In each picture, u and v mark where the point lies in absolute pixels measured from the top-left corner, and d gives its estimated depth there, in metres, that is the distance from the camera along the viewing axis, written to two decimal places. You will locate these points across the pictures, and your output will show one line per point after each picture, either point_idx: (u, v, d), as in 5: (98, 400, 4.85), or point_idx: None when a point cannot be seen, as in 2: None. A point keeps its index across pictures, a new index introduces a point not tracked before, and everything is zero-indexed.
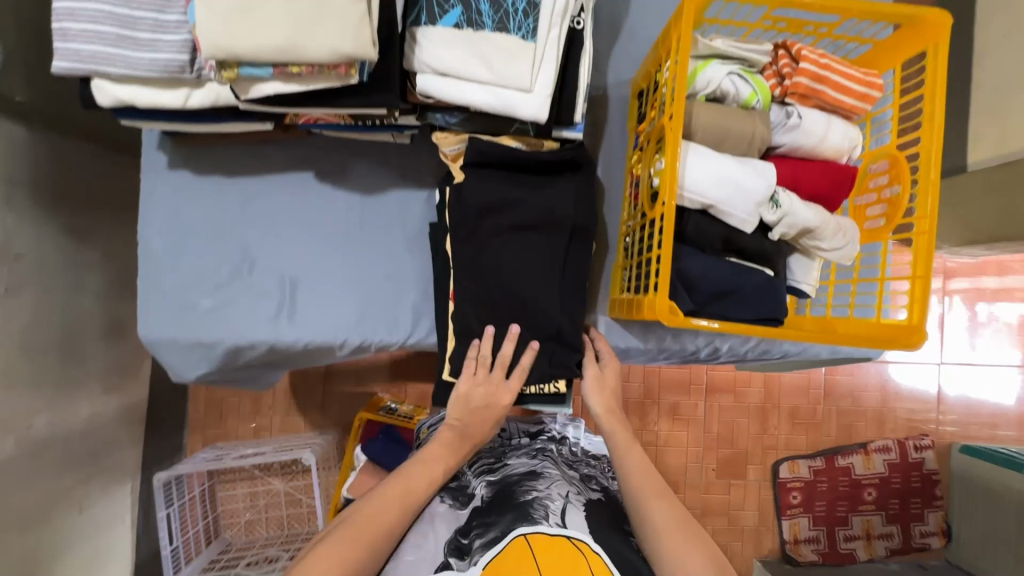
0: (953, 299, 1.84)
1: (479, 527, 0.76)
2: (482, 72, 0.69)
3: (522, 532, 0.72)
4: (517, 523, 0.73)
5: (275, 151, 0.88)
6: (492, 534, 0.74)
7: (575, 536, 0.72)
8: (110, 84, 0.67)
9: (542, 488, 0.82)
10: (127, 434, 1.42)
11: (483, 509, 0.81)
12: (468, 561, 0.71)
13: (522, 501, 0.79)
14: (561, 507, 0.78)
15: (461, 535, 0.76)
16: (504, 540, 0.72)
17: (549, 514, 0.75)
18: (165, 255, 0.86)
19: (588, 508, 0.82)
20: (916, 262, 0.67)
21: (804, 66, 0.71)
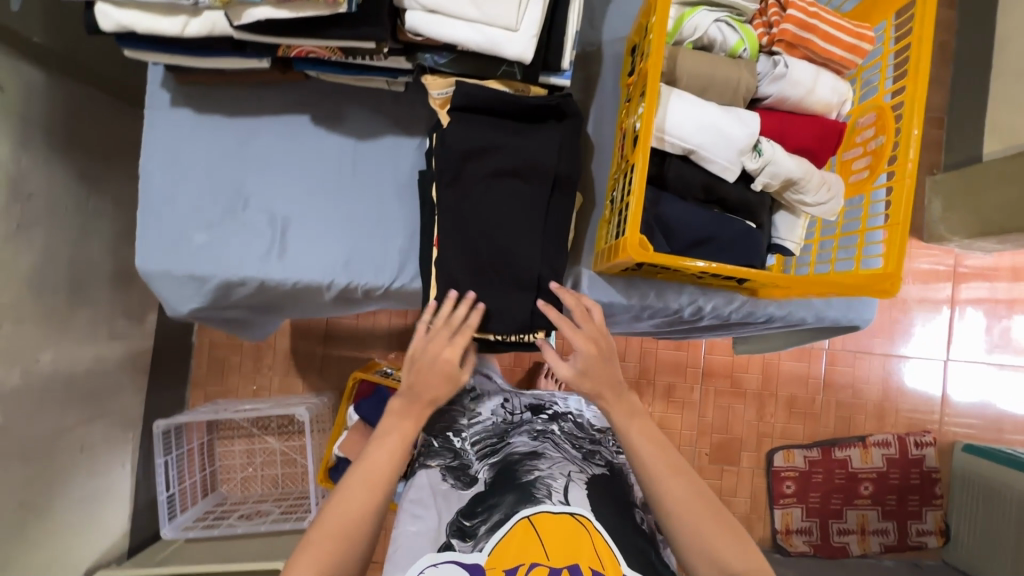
0: (964, 311, 1.79)
1: (483, 511, 0.87)
2: (470, 10, 0.71)
3: (527, 515, 0.84)
4: (521, 507, 0.86)
5: (274, 94, 0.90)
6: (496, 517, 0.86)
7: (577, 513, 0.86)
8: (113, 10, 0.70)
9: (545, 468, 0.93)
10: (131, 381, 1.47)
11: (484, 493, 0.91)
12: (473, 543, 0.83)
13: (525, 482, 0.90)
14: (563, 486, 0.90)
15: (464, 517, 0.87)
16: (507, 523, 0.84)
17: (550, 493, 0.88)
18: (164, 190, 0.89)
19: (590, 486, 0.92)
20: (894, 209, 0.66)
21: (791, 13, 0.72)
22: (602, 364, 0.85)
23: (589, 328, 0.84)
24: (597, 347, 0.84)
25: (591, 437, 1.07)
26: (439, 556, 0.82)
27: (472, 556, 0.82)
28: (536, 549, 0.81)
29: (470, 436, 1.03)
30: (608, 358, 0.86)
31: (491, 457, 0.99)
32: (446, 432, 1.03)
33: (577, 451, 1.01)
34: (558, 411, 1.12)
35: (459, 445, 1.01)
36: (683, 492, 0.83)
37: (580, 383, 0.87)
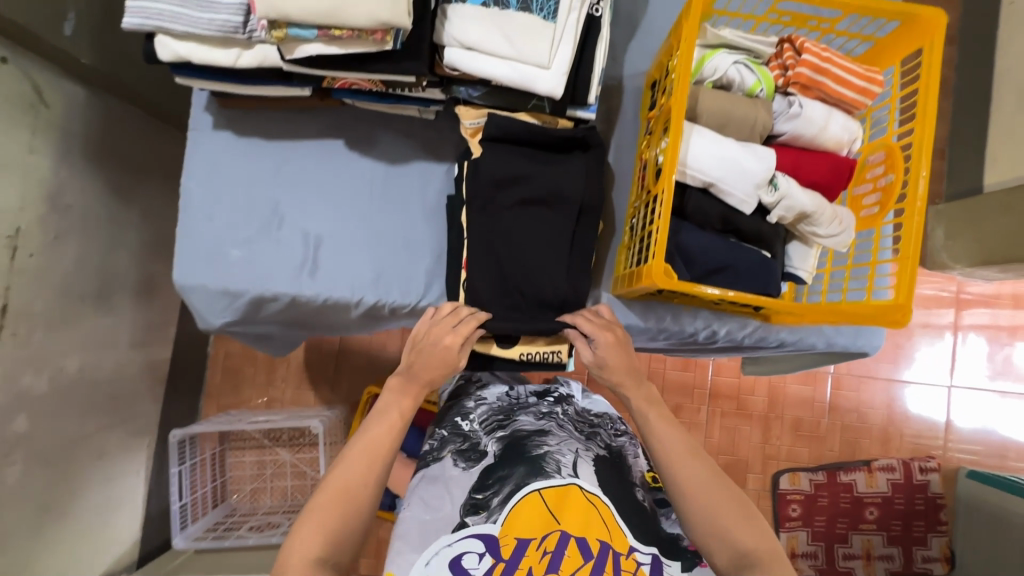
0: (967, 334, 1.82)
1: (495, 484, 0.93)
2: (504, 48, 0.75)
3: (537, 489, 0.90)
4: (532, 479, 0.92)
5: (310, 119, 0.95)
6: (507, 488, 0.92)
7: (584, 487, 0.91)
8: (172, 41, 0.74)
9: (552, 445, 0.99)
10: (149, 390, 1.49)
11: (494, 465, 0.98)
12: (486, 515, 0.88)
13: (535, 456, 0.96)
14: (569, 462, 0.96)
15: (476, 492, 0.93)
16: (518, 494, 0.90)
17: (560, 468, 0.94)
18: (203, 208, 0.93)
19: (595, 463, 0.99)
20: (905, 243, 0.70)
21: (806, 58, 0.75)
22: (621, 351, 0.87)
23: (598, 320, 0.86)
24: (617, 339, 0.86)
25: (589, 422, 1.14)
26: (455, 535, 0.86)
27: (485, 527, 0.87)
28: (545, 518, 0.86)
29: (477, 418, 1.08)
30: (624, 344, 0.87)
31: (499, 431, 1.06)
32: (455, 418, 1.08)
33: (579, 432, 1.08)
34: (563, 394, 1.21)
35: (468, 427, 1.06)
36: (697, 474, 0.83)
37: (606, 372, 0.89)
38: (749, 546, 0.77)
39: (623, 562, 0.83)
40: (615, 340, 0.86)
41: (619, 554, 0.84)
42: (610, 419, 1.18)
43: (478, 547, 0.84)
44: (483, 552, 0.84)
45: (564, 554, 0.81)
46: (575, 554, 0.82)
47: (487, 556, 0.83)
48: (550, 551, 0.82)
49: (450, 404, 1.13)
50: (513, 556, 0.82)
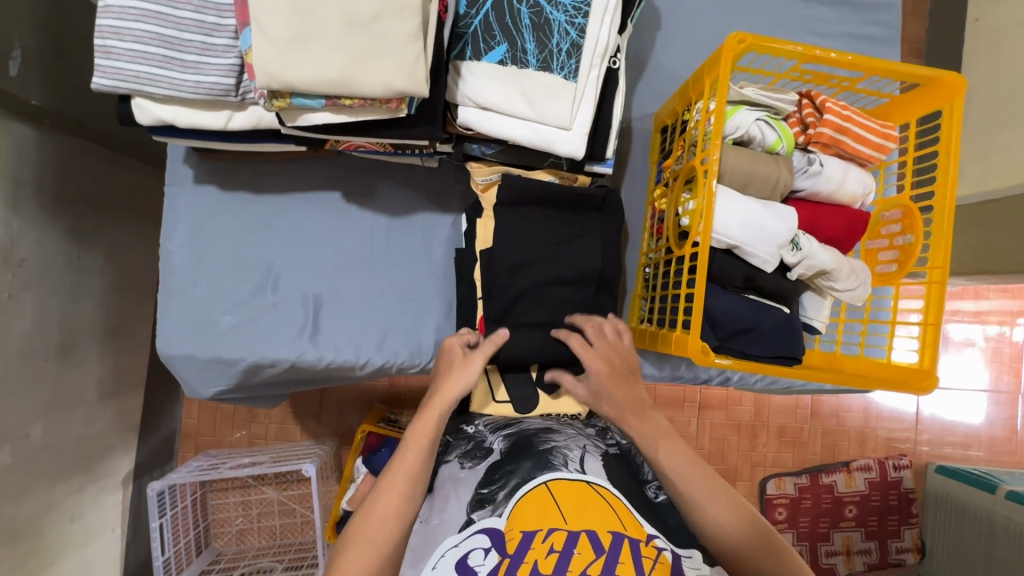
0: None
1: (500, 477, 0.70)
2: (524, 109, 0.70)
3: (543, 481, 0.67)
4: (539, 472, 0.68)
5: (303, 169, 0.88)
6: (513, 482, 0.68)
7: (596, 482, 0.67)
8: (152, 104, 0.67)
9: (561, 439, 0.76)
10: (120, 440, 1.38)
11: (499, 460, 0.74)
12: (492, 509, 0.66)
13: (541, 449, 0.73)
14: (579, 456, 0.72)
15: (481, 486, 0.70)
16: (524, 487, 0.67)
17: (567, 461, 0.70)
18: (187, 270, 0.85)
19: (607, 459, 0.75)
20: (927, 310, 0.72)
21: (828, 118, 0.75)
22: (622, 382, 0.78)
23: (603, 344, 0.80)
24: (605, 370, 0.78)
25: (598, 419, 0.89)
26: (462, 532, 0.65)
27: (490, 522, 0.65)
28: (553, 514, 0.63)
29: (483, 420, 0.85)
30: (630, 373, 0.80)
31: (505, 428, 0.82)
32: (459, 423, 0.86)
33: (590, 428, 0.83)
34: None
35: (472, 429, 0.84)
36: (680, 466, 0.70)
37: (602, 405, 0.78)
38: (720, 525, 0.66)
39: (643, 549, 0.62)
40: (605, 370, 0.78)
41: (637, 540, 0.62)
42: None
43: (483, 541, 0.63)
44: (488, 548, 0.63)
45: (574, 552, 0.60)
46: (587, 550, 0.60)
47: (492, 553, 0.62)
48: (558, 548, 0.60)
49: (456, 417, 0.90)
50: (519, 551, 0.61)
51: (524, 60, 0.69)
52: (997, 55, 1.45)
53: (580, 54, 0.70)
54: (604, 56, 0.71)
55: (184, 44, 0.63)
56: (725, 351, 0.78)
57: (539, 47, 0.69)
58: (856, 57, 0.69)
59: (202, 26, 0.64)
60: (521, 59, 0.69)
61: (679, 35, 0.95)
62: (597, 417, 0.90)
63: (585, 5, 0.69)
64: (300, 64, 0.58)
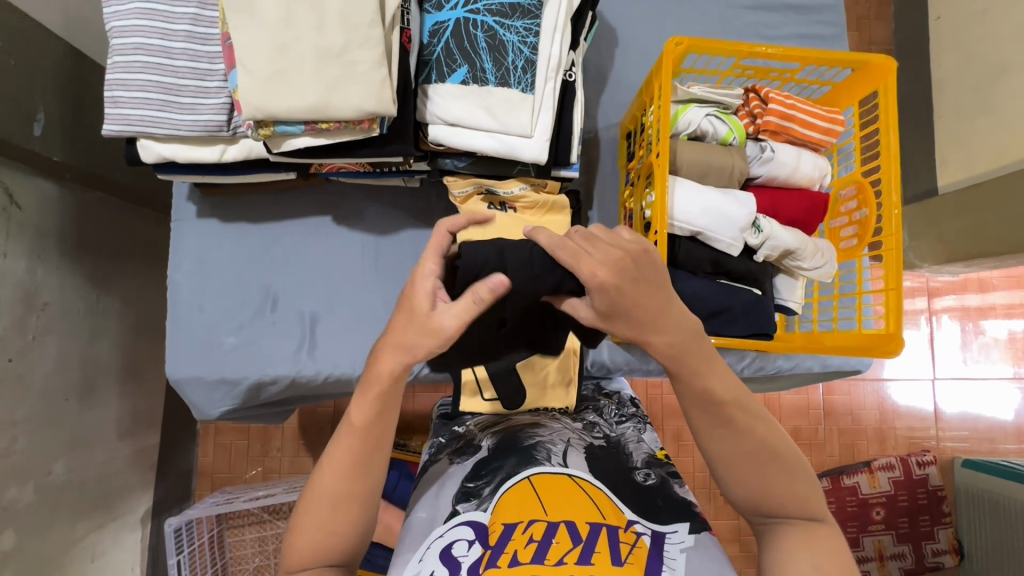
0: (940, 317, 1.87)
1: (487, 473, 0.73)
2: (487, 122, 0.76)
3: (526, 475, 0.70)
4: (523, 467, 0.72)
5: (296, 198, 0.95)
6: (499, 477, 0.72)
7: (577, 475, 0.71)
8: (155, 143, 0.75)
9: (546, 434, 0.79)
10: (138, 478, 1.42)
11: (486, 457, 0.77)
12: (478, 503, 0.70)
13: (526, 445, 0.76)
14: (563, 450, 0.75)
15: (468, 480, 0.73)
16: (508, 483, 0.70)
17: (550, 455, 0.73)
18: (193, 297, 0.92)
19: (591, 452, 0.78)
20: (887, 276, 0.75)
21: (772, 107, 0.80)
22: (641, 293, 0.59)
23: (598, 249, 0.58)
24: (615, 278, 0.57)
25: (588, 412, 0.92)
26: (447, 523, 0.68)
27: (475, 515, 0.68)
28: (534, 508, 0.66)
29: (474, 421, 0.89)
30: (657, 281, 0.60)
31: (494, 426, 0.85)
32: (451, 425, 0.90)
33: (578, 422, 0.86)
34: None
35: (464, 429, 0.87)
36: (742, 448, 0.64)
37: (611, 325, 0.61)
38: (780, 514, 0.65)
39: (621, 535, 0.64)
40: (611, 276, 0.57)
41: (615, 527, 0.65)
42: (620, 402, 0.96)
43: (466, 534, 0.66)
44: (472, 539, 0.65)
45: (552, 541, 0.62)
46: (565, 539, 0.62)
47: (476, 545, 0.64)
48: (537, 539, 0.62)
49: (445, 421, 0.92)
50: (501, 541, 0.63)
51: (483, 78, 0.76)
52: (961, 47, 1.50)
53: (535, 69, 0.77)
54: (558, 69, 0.78)
55: (182, 89, 0.72)
56: None
57: (497, 65, 0.76)
58: (788, 49, 0.75)
59: (196, 72, 0.72)
60: (481, 78, 0.76)
61: (635, 49, 1.02)
62: (587, 411, 0.92)
63: (535, 26, 0.76)
64: (279, 94, 0.66)
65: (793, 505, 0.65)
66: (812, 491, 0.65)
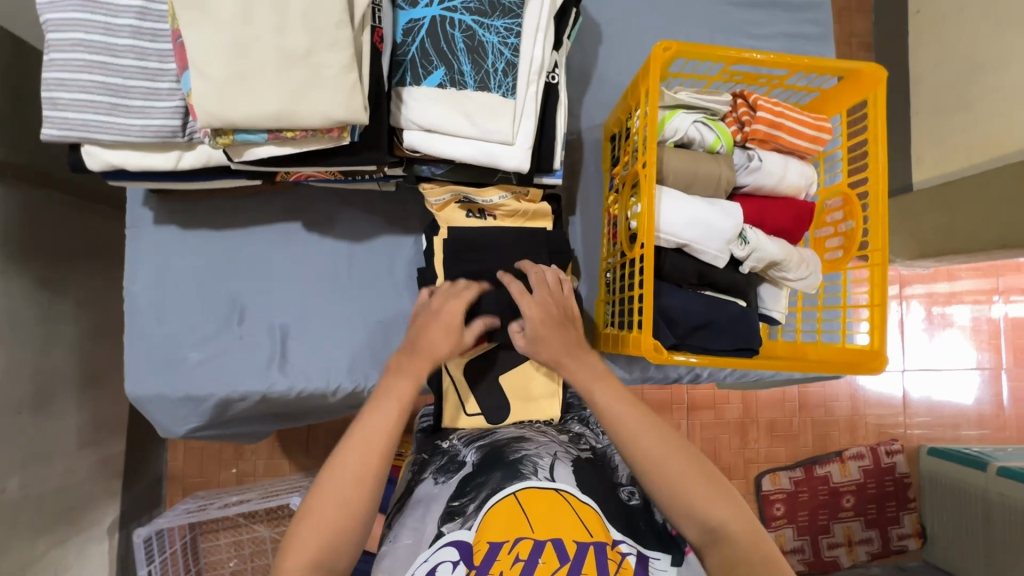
0: (910, 305, 1.92)
1: (471, 489, 0.71)
2: (466, 128, 0.72)
3: (511, 491, 0.67)
4: (508, 482, 0.69)
5: (262, 203, 0.90)
6: (484, 493, 0.69)
7: (564, 489, 0.68)
8: (101, 150, 0.69)
9: (532, 447, 0.77)
10: (103, 488, 1.36)
11: (470, 474, 0.75)
12: (462, 521, 0.67)
13: (512, 459, 0.73)
14: (549, 464, 0.73)
15: (452, 499, 0.71)
16: (492, 498, 0.67)
17: (537, 469, 0.71)
18: (152, 310, 0.86)
19: (577, 465, 0.76)
20: (871, 291, 0.74)
21: (761, 115, 0.78)
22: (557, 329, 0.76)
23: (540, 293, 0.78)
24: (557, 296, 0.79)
25: (573, 423, 0.92)
26: (432, 547, 0.66)
27: (460, 535, 0.65)
28: (520, 524, 0.63)
29: (459, 435, 0.88)
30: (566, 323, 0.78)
31: (478, 441, 0.84)
32: (435, 439, 0.89)
33: (563, 435, 0.85)
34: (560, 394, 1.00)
35: (447, 444, 0.86)
36: (665, 445, 0.68)
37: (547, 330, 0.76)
38: (715, 521, 0.64)
39: (608, 554, 0.62)
40: (541, 314, 0.76)
41: (603, 544, 0.62)
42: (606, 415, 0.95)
43: (451, 554, 0.64)
44: (456, 560, 0.63)
45: (539, 560, 0.59)
46: (552, 559, 0.59)
47: (460, 566, 0.62)
48: (523, 558, 0.59)
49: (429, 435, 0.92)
50: (485, 561, 0.60)
51: (462, 82, 0.71)
52: (939, 43, 1.49)
53: (516, 73, 0.72)
54: (541, 72, 0.74)
55: (129, 90, 0.66)
56: (684, 348, 0.79)
57: (476, 68, 0.71)
58: (778, 56, 0.72)
59: (145, 72, 0.66)
60: (459, 81, 0.71)
61: (620, 47, 0.98)
62: (571, 421, 0.92)
63: (517, 26, 0.72)
64: (238, 100, 0.60)
65: (703, 502, 0.65)
66: (707, 490, 0.66)
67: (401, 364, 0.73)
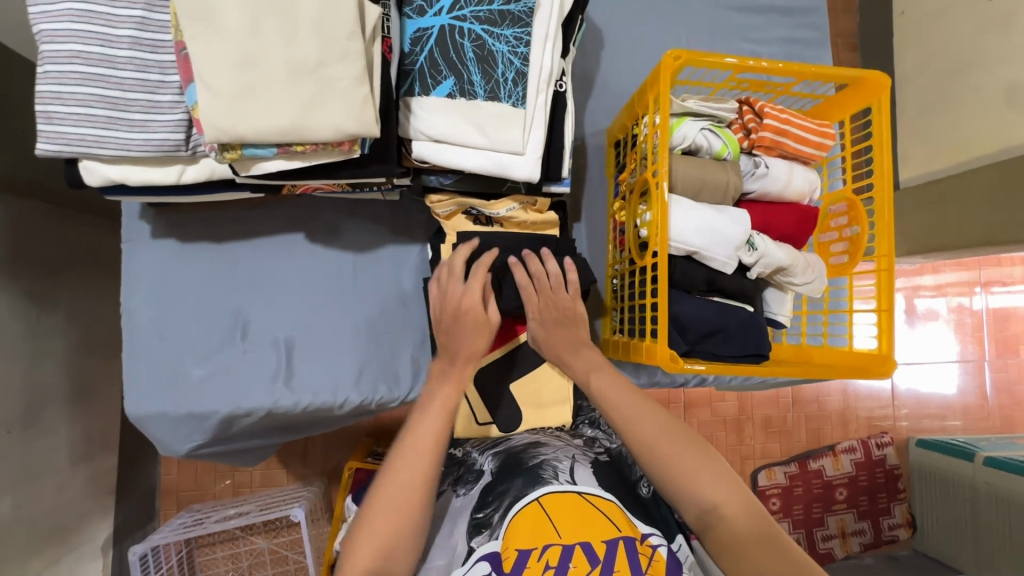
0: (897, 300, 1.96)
1: (494, 499, 0.70)
2: (477, 138, 0.71)
3: (535, 497, 0.66)
4: (530, 488, 0.68)
5: (264, 214, 0.88)
6: (507, 501, 0.68)
7: (586, 491, 0.67)
8: (100, 165, 0.66)
9: (550, 452, 0.77)
10: (95, 506, 1.32)
11: (490, 483, 0.74)
12: (490, 533, 0.66)
13: (531, 466, 0.73)
14: (569, 467, 0.73)
15: (477, 511, 0.71)
16: (516, 505, 0.66)
17: (557, 473, 0.70)
18: (151, 326, 0.84)
19: (596, 467, 0.76)
20: (880, 295, 0.75)
21: (767, 122, 0.78)
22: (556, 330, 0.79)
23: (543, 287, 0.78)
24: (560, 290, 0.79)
25: (585, 429, 0.95)
26: (465, 564, 0.64)
27: (489, 547, 0.64)
28: (547, 530, 0.61)
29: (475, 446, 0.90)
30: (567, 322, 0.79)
31: (494, 450, 0.84)
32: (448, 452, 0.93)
33: (578, 439, 0.85)
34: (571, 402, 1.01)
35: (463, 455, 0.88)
36: (660, 430, 0.66)
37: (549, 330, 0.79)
38: (711, 505, 0.62)
39: (639, 548, 0.61)
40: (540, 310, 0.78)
41: (632, 539, 0.61)
42: None
43: (483, 568, 0.62)
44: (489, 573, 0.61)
45: (569, 565, 0.57)
46: (583, 562, 0.58)
47: None
48: (554, 564, 0.57)
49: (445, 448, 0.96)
50: (515, 568, 0.59)
51: (472, 91, 0.70)
52: (923, 44, 1.52)
53: (526, 82, 0.72)
54: (550, 81, 0.74)
55: (129, 103, 0.63)
56: (696, 355, 0.79)
57: (485, 78, 0.70)
58: (785, 64, 0.73)
59: (146, 84, 0.64)
60: (469, 91, 0.70)
61: (621, 53, 0.98)
62: (584, 428, 0.94)
63: (526, 35, 0.71)
64: (247, 113, 0.59)
65: (700, 486, 0.62)
66: (705, 473, 0.63)
67: (443, 371, 0.75)
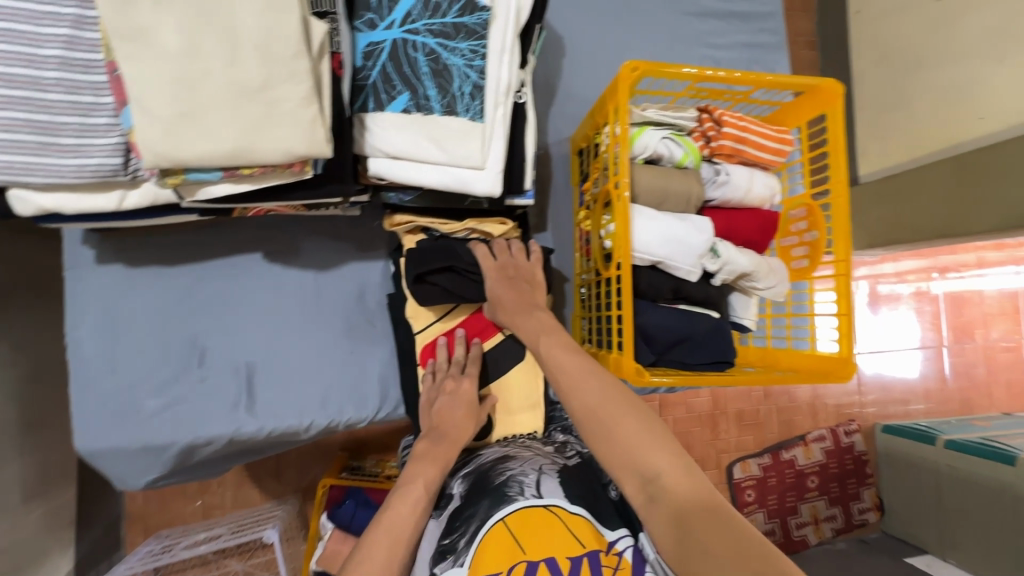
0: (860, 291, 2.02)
1: (460, 524, 0.68)
2: (434, 154, 0.69)
3: (499, 518, 0.64)
4: (495, 509, 0.66)
5: (218, 234, 0.84)
6: (472, 526, 0.66)
7: (551, 505, 0.65)
8: (32, 193, 0.63)
9: (516, 466, 0.74)
10: (55, 541, 1.26)
11: (458, 506, 0.71)
12: (454, 560, 0.64)
13: (497, 484, 0.70)
14: (535, 480, 0.70)
15: (443, 538, 0.68)
16: (481, 530, 0.64)
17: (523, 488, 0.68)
18: (100, 356, 0.80)
19: (564, 475, 0.73)
20: (839, 299, 0.76)
21: (727, 130, 0.79)
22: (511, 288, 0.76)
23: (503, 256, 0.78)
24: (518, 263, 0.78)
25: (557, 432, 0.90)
26: None
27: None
28: (512, 552, 0.61)
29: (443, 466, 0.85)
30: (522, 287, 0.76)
31: (463, 470, 0.80)
32: None
33: (549, 446, 0.83)
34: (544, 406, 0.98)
35: None
36: (605, 392, 0.59)
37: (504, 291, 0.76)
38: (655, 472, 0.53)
39: (603, 559, 0.61)
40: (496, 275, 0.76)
41: (597, 552, 0.61)
42: None
43: None
44: None
45: None
46: None
47: None
48: None
49: None
50: None
51: (428, 106, 0.69)
52: (876, 42, 1.55)
53: (483, 95, 0.70)
54: (508, 93, 0.72)
55: (60, 127, 0.60)
56: (663, 364, 0.80)
57: (442, 92, 0.69)
58: (742, 74, 0.73)
59: (77, 107, 0.60)
60: (425, 106, 0.69)
61: (581, 59, 0.98)
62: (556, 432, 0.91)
63: (482, 47, 0.69)
64: (188, 138, 0.56)
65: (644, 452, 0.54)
66: (651, 438, 0.55)
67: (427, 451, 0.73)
